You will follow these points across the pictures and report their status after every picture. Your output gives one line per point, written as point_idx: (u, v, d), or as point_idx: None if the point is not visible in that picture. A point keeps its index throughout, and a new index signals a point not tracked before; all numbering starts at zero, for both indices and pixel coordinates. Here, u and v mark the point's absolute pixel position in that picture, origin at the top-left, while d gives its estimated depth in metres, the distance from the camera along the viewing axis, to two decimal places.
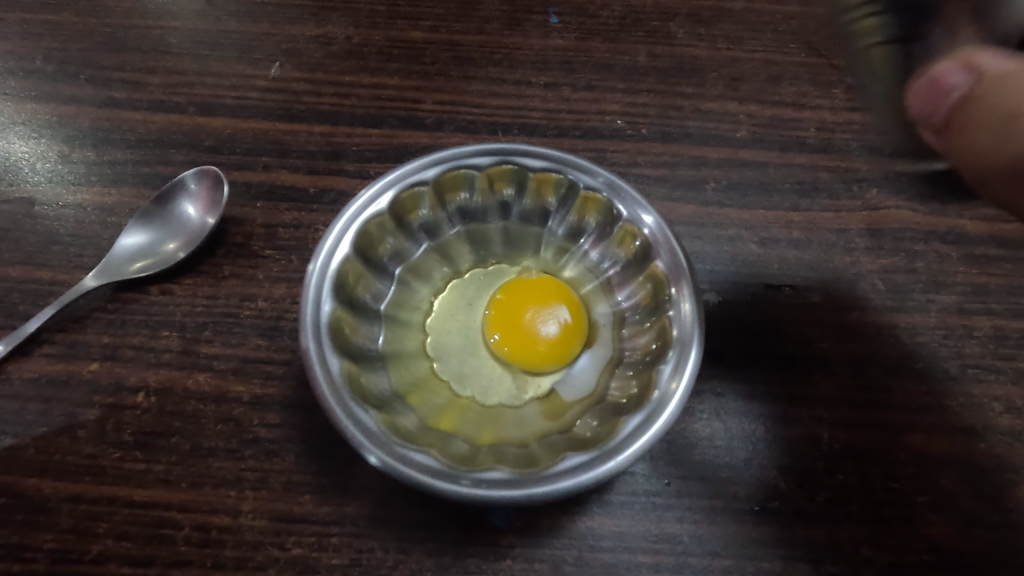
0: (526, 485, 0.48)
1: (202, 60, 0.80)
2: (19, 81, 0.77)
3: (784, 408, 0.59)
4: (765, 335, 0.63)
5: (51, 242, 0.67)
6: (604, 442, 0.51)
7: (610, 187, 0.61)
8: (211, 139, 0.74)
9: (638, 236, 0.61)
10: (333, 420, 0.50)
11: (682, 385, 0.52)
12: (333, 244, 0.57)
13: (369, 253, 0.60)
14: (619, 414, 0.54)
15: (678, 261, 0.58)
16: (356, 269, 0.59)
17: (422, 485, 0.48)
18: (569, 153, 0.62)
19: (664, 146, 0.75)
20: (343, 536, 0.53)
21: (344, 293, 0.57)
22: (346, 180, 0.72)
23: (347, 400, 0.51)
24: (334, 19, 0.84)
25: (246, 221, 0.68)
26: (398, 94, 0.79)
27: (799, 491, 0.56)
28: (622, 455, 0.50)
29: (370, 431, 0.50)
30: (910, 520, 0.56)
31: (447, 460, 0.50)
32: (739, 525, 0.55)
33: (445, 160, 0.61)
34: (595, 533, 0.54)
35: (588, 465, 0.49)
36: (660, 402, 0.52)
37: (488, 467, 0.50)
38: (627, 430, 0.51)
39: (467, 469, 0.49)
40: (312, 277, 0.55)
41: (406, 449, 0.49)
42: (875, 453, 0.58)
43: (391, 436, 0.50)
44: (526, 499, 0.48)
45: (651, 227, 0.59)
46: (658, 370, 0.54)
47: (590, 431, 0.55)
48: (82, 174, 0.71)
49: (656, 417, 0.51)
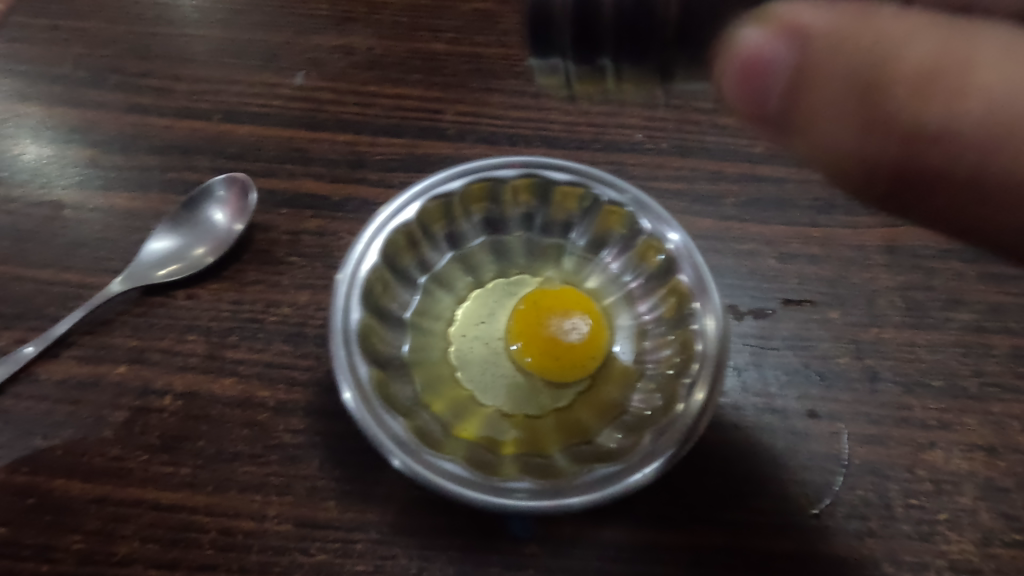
0: (554, 495, 0.49)
1: (227, 68, 0.81)
2: (47, 86, 0.79)
3: (803, 422, 0.60)
4: (784, 349, 0.63)
5: (79, 245, 0.68)
6: (629, 454, 0.52)
7: (635, 203, 0.63)
8: (236, 146, 0.75)
9: (661, 250, 0.62)
10: (363, 426, 0.51)
11: (707, 398, 0.54)
12: (362, 253, 0.58)
13: (396, 262, 0.62)
14: (643, 427, 0.55)
15: (702, 276, 0.59)
16: (383, 278, 0.60)
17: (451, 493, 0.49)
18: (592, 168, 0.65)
19: (683, 159, 0.76)
20: (367, 542, 0.54)
21: (372, 301, 0.58)
22: (369, 188, 0.73)
23: (377, 407, 0.52)
24: (357, 29, 0.85)
25: (270, 227, 0.69)
26: (419, 104, 0.80)
27: (819, 506, 0.57)
28: (648, 467, 0.51)
29: (400, 438, 0.50)
30: (930, 536, 0.56)
31: (475, 468, 0.51)
32: (760, 539, 0.55)
33: (472, 172, 0.63)
34: (617, 544, 0.54)
35: (614, 476, 0.50)
36: (685, 415, 0.53)
37: (516, 476, 0.50)
38: (652, 442, 0.52)
39: (495, 479, 0.50)
40: (342, 284, 0.56)
41: (435, 457, 0.50)
42: (895, 469, 0.58)
43: (421, 443, 0.51)
44: (554, 509, 0.49)
45: (676, 242, 0.61)
46: (682, 383, 0.55)
47: (615, 443, 0.56)
48: (109, 179, 0.72)
49: (682, 431, 0.52)
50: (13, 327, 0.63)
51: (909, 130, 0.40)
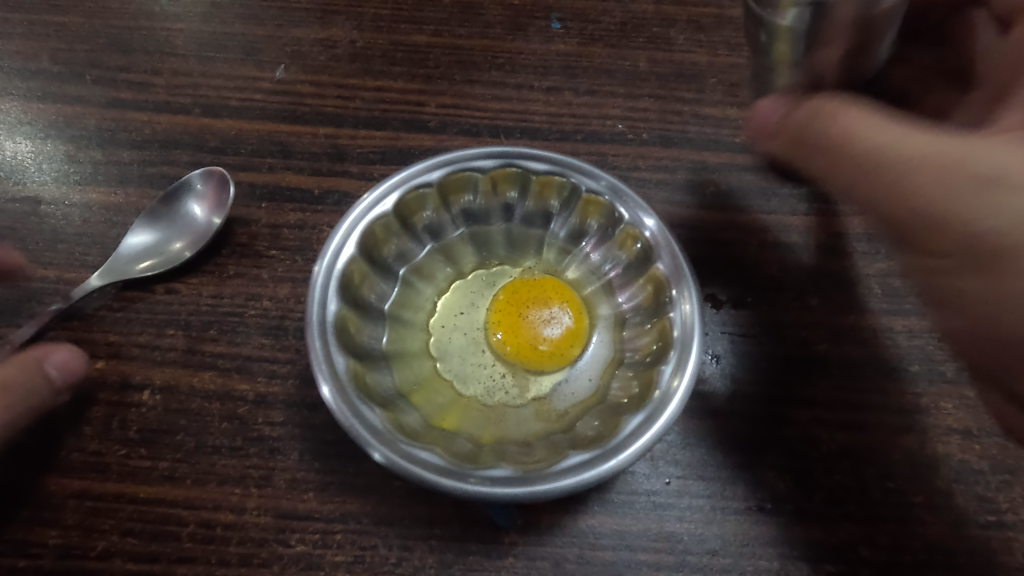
0: (529, 483, 0.49)
1: (207, 62, 0.81)
2: (25, 81, 0.78)
3: (782, 409, 0.60)
4: (763, 336, 0.64)
5: (58, 240, 0.67)
6: (606, 441, 0.52)
7: (612, 191, 0.62)
8: (216, 140, 0.75)
9: (639, 239, 0.62)
10: (339, 417, 0.50)
11: (684, 382, 0.53)
12: (340, 244, 0.58)
13: (375, 254, 0.61)
14: (619, 414, 0.55)
15: (679, 264, 0.59)
16: (362, 270, 0.60)
17: (426, 483, 0.48)
18: (571, 157, 0.64)
19: (665, 150, 0.76)
20: (347, 533, 0.54)
21: (350, 293, 0.58)
22: (350, 181, 0.73)
23: (353, 398, 0.51)
24: (338, 21, 0.85)
25: (251, 221, 0.69)
26: (401, 97, 0.80)
27: (797, 492, 0.57)
28: (624, 454, 0.50)
29: (376, 429, 0.50)
30: (906, 519, 0.56)
31: (451, 457, 0.50)
32: (738, 524, 0.56)
33: (450, 162, 0.62)
34: (596, 531, 0.55)
35: (589, 463, 0.50)
36: (662, 401, 0.53)
37: (492, 465, 0.50)
38: (628, 428, 0.52)
39: (471, 467, 0.50)
40: (319, 276, 0.56)
41: (411, 447, 0.50)
42: (872, 454, 0.59)
43: (397, 434, 0.50)
44: (529, 497, 0.48)
45: (653, 229, 0.60)
46: (659, 369, 0.55)
47: (593, 431, 0.55)
48: (88, 174, 0.72)
49: (658, 416, 0.52)
50: None
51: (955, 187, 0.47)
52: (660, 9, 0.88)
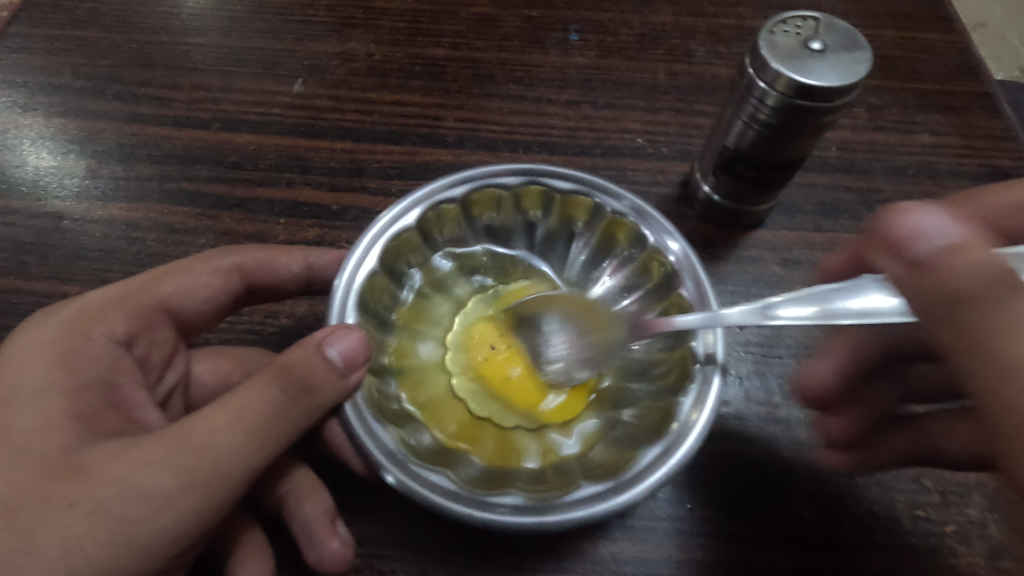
0: (540, 513, 0.48)
1: (227, 76, 0.81)
2: (47, 96, 0.79)
3: (809, 432, 0.59)
4: (789, 357, 0.63)
5: (79, 256, 0.68)
6: (619, 473, 0.50)
7: (637, 214, 0.62)
8: (235, 155, 0.75)
9: (662, 263, 0.61)
10: (351, 434, 0.50)
11: (704, 416, 0.52)
12: (360, 258, 0.57)
13: (394, 266, 0.61)
14: (636, 444, 0.54)
15: (703, 290, 0.58)
16: (381, 284, 0.60)
17: (433, 507, 0.47)
18: (596, 176, 0.63)
19: (684, 165, 0.77)
20: (364, 557, 0.53)
21: (367, 307, 0.58)
22: (368, 197, 0.73)
23: (365, 416, 0.51)
24: (356, 35, 0.85)
25: (269, 237, 0.70)
26: (419, 111, 0.80)
27: (826, 518, 0.55)
28: (638, 488, 0.49)
29: (391, 454, 0.49)
30: (937, 550, 0.55)
31: (461, 482, 0.50)
32: (765, 552, 0.54)
33: (475, 179, 0.62)
34: (617, 558, 0.53)
35: (601, 496, 0.48)
36: (679, 435, 0.51)
37: (503, 492, 0.49)
38: (643, 462, 0.50)
39: (483, 493, 0.49)
40: (337, 290, 0.55)
41: (422, 470, 0.49)
42: (902, 480, 0.57)
43: (408, 455, 0.49)
44: (539, 528, 0.47)
45: (677, 253, 0.60)
46: (678, 401, 0.54)
47: (608, 459, 0.54)
48: (109, 190, 0.73)
49: (676, 450, 0.51)
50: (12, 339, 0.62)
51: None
52: (679, 21, 0.88)
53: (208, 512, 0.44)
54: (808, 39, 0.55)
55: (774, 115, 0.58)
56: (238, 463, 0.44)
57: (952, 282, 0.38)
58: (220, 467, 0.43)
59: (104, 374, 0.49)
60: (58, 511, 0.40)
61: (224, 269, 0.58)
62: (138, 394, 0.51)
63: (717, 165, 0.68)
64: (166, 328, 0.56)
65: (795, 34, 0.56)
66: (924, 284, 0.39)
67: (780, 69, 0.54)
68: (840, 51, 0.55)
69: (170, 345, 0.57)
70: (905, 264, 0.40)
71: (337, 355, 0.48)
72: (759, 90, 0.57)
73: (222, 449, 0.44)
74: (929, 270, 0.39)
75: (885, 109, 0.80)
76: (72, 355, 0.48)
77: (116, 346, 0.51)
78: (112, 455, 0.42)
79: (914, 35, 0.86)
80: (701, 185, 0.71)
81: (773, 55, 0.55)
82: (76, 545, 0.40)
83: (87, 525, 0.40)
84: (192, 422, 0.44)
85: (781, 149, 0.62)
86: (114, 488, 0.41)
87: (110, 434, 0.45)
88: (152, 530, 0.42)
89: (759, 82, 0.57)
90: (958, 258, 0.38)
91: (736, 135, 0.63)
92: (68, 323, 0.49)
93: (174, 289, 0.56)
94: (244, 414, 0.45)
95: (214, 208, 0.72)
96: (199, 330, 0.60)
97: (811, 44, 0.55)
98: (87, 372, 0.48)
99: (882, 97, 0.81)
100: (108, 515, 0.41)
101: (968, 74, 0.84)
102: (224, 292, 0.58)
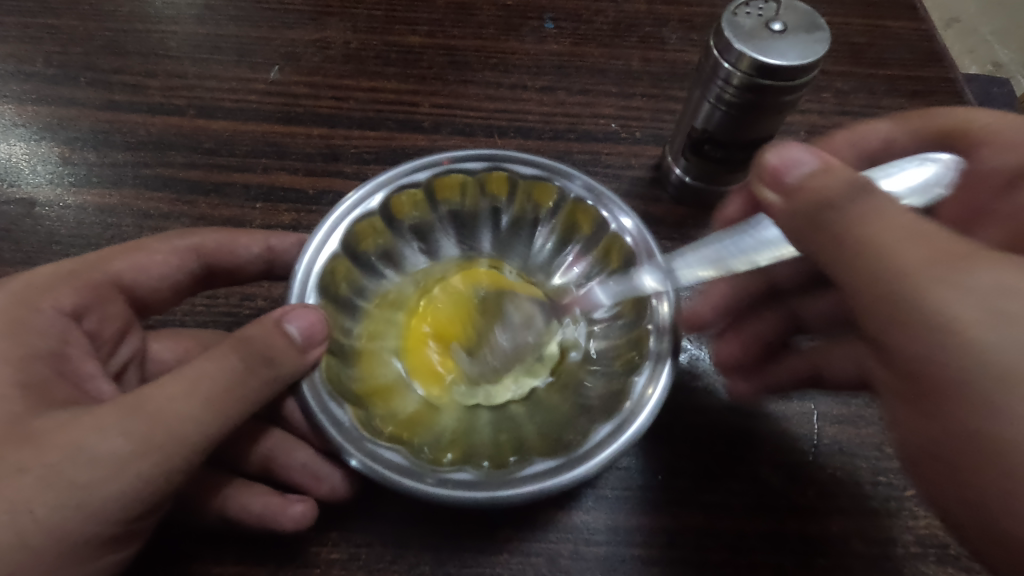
0: (490, 488, 0.49)
1: (202, 63, 0.81)
2: (18, 84, 0.78)
3: (776, 404, 0.61)
4: (757, 333, 0.65)
5: (53, 242, 0.68)
6: (572, 450, 0.52)
7: (597, 198, 0.64)
8: (211, 141, 0.75)
9: (620, 246, 0.63)
10: (308, 413, 0.51)
11: (658, 391, 0.53)
12: (322, 241, 0.58)
13: (357, 251, 0.63)
14: (591, 421, 0.55)
15: (662, 270, 0.59)
16: (343, 267, 0.61)
17: (386, 482, 0.49)
18: (558, 162, 0.65)
19: (657, 149, 0.78)
20: (342, 530, 0.54)
21: (329, 291, 0.59)
22: (345, 181, 0.74)
23: (322, 395, 0.52)
24: (332, 23, 0.86)
25: (246, 221, 0.70)
26: (396, 97, 0.80)
27: (791, 484, 0.57)
28: (587, 466, 0.50)
29: (348, 433, 0.50)
30: (897, 513, 0.56)
31: (415, 458, 0.51)
32: (733, 518, 0.56)
33: (438, 164, 0.64)
34: (589, 527, 0.55)
35: (552, 473, 0.50)
36: (631, 412, 0.53)
37: (457, 469, 0.51)
38: (596, 438, 0.52)
39: (432, 469, 0.50)
40: (298, 271, 0.57)
41: (376, 447, 0.50)
42: (864, 448, 0.59)
43: (362, 433, 0.51)
44: (490, 502, 0.48)
45: (632, 233, 0.62)
46: (633, 380, 0.55)
47: (561, 437, 0.55)
48: (83, 176, 0.73)
49: (627, 427, 0.52)
50: None
51: (944, 258, 0.38)
52: (652, 9, 0.89)
53: (165, 479, 0.44)
54: (770, 21, 0.57)
55: (739, 94, 0.59)
56: (195, 430, 0.45)
57: (818, 197, 0.42)
58: (176, 433, 0.44)
59: (53, 346, 0.49)
60: (8, 476, 0.41)
61: (181, 249, 0.59)
62: (88, 366, 0.51)
63: (687, 146, 0.69)
64: (118, 304, 0.57)
65: (757, 16, 0.58)
66: (793, 204, 0.43)
67: (743, 50, 0.56)
68: (800, 31, 0.57)
69: (126, 319, 0.58)
70: (781, 194, 0.44)
71: (294, 331, 0.50)
72: (724, 71, 0.59)
73: (180, 416, 0.44)
74: (801, 192, 0.43)
75: (852, 94, 0.83)
76: (18, 327, 0.48)
77: (65, 320, 0.51)
78: (63, 422, 0.43)
79: (881, 23, 0.89)
80: (672, 167, 0.72)
81: (737, 36, 0.57)
82: (27, 510, 0.41)
83: (39, 490, 0.41)
84: (147, 390, 0.45)
85: (749, 126, 0.63)
86: (68, 454, 0.42)
87: (61, 405, 0.46)
88: (106, 494, 0.43)
89: (724, 63, 0.58)
90: (827, 176, 0.42)
91: (704, 116, 0.65)
92: (16, 296, 0.49)
93: (128, 266, 0.56)
94: (201, 382, 0.45)
95: (190, 193, 0.72)
96: (155, 310, 0.60)
97: (773, 25, 0.57)
98: (37, 343, 0.48)
99: (849, 83, 0.83)
100: (61, 480, 0.42)
101: (932, 61, 0.86)
102: (181, 271, 0.59)
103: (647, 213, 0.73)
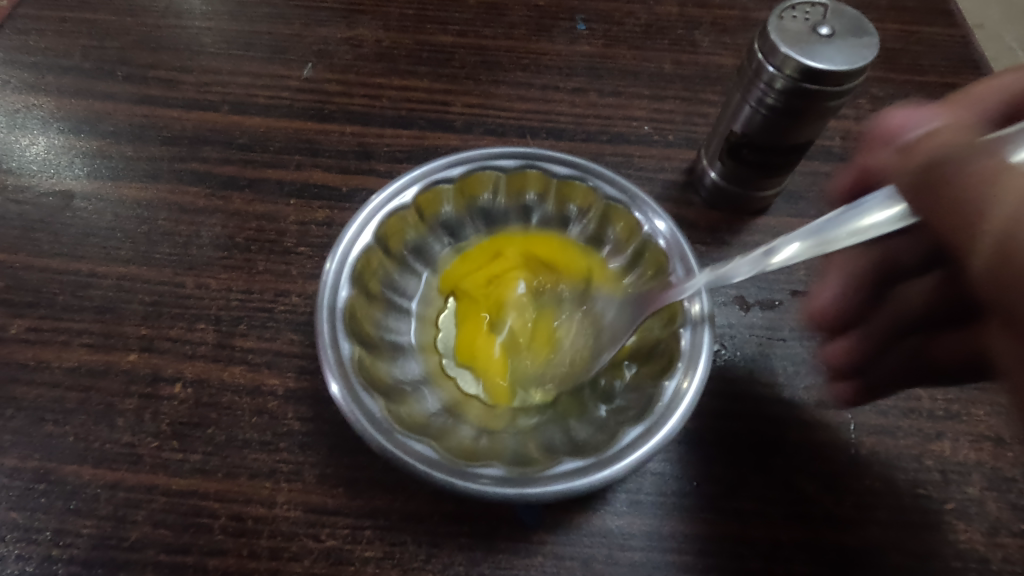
0: (522, 484, 0.49)
1: (235, 60, 0.81)
2: (56, 77, 0.79)
3: (814, 412, 0.60)
4: (793, 339, 0.64)
5: (89, 235, 0.68)
6: (600, 450, 0.52)
7: (630, 199, 0.64)
8: (245, 137, 0.76)
9: (651, 245, 0.63)
10: (341, 404, 0.51)
11: (694, 385, 0.54)
12: (355, 233, 0.59)
13: (390, 244, 0.63)
14: (619, 422, 0.55)
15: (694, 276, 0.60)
16: (376, 260, 0.61)
17: (419, 475, 0.48)
18: (591, 163, 0.66)
19: (690, 152, 0.77)
20: (375, 529, 0.54)
21: (361, 282, 0.59)
22: (377, 180, 0.74)
23: (355, 384, 0.52)
24: (363, 21, 0.86)
25: (279, 217, 0.70)
26: (428, 97, 0.80)
27: (829, 494, 0.57)
28: (618, 464, 0.50)
29: (379, 424, 0.50)
30: (936, 526, 0.56)
31: (445, 452, 0.51)
32: (769, 527, 0.55)
33: (472, 161, 0.64)
34: (625, 532, 0.54)
35: (583, 470, 0.50)
36: (663, 413, 0.53)
37: (486, 463, 0.50)
38: (625, 440, 0.52)
39: (466, 464, 0.50)
40: (332, 263, 0.57)
41: (407, 438, 0.50)
42: (903, 459, 0.58)
43: (393, 425, 0.50)
44: (520, 498, 0.48)
45: (665, 233, 0.62)
46: (663, 385, 0.55)
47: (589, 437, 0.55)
48: (119, 170, 0.73)
49: (656, 430, 0.52)
50: (25, 315, 0.62)
51: None
52: (684, 11, 0.89)
53: None
54: (816, 25, 0.57)
55: (781, 98, 0.59)
56: None
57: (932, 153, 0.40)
58: None
59: None
60: None
61: None
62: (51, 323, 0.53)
63: (724, 150, 0.69)
64: None
65: (803, 20, 0.57)
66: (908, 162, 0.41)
67: (788, 54, 0.55)
68: (847, 36, 0.56)
69: None
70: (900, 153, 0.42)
71: None
72: (767, 74, 0.58)
73: None
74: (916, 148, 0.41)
75: (888, 100, 0.82)
76: None
77: None
78: None
79: (916, 28, 0.88)
80: (707, 171, 0.72)
81: (781, 39, 0.56)
82: None
83: None
84: None
85: (787, 131, 0.63)
86: None
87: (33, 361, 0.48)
88: None
89: (768, 66, 0.58)
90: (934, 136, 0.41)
91: (744, 119, 0.64)
92: None
93: None
94: None
95: (224, 189, 0.72)
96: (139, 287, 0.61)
97: (819, 30, 0.56)
98: None
99: (885, 89, 0.83)
100: None
101: (970, 68, 0.85)
102: None
103: (681, 217, 0.73)
